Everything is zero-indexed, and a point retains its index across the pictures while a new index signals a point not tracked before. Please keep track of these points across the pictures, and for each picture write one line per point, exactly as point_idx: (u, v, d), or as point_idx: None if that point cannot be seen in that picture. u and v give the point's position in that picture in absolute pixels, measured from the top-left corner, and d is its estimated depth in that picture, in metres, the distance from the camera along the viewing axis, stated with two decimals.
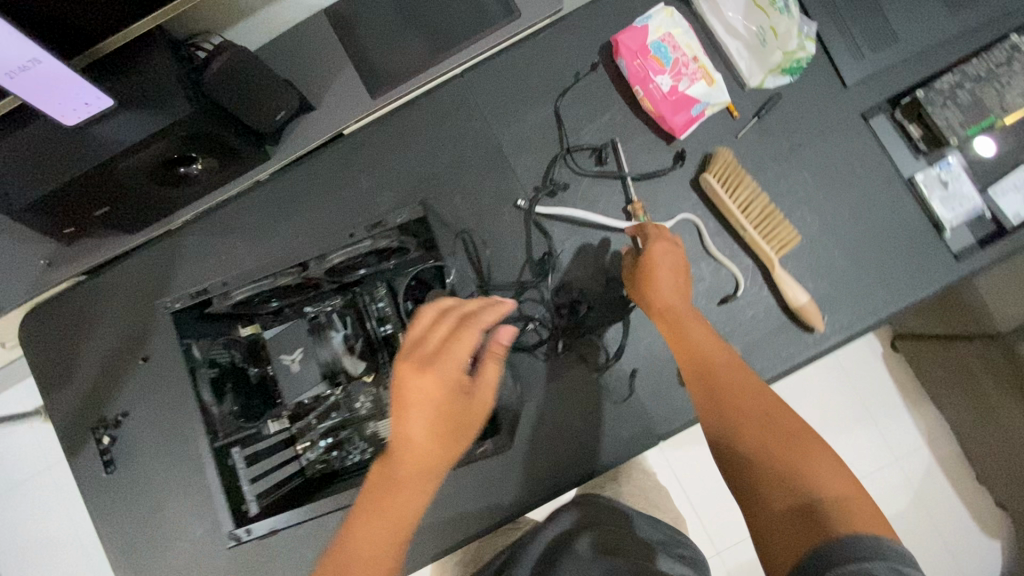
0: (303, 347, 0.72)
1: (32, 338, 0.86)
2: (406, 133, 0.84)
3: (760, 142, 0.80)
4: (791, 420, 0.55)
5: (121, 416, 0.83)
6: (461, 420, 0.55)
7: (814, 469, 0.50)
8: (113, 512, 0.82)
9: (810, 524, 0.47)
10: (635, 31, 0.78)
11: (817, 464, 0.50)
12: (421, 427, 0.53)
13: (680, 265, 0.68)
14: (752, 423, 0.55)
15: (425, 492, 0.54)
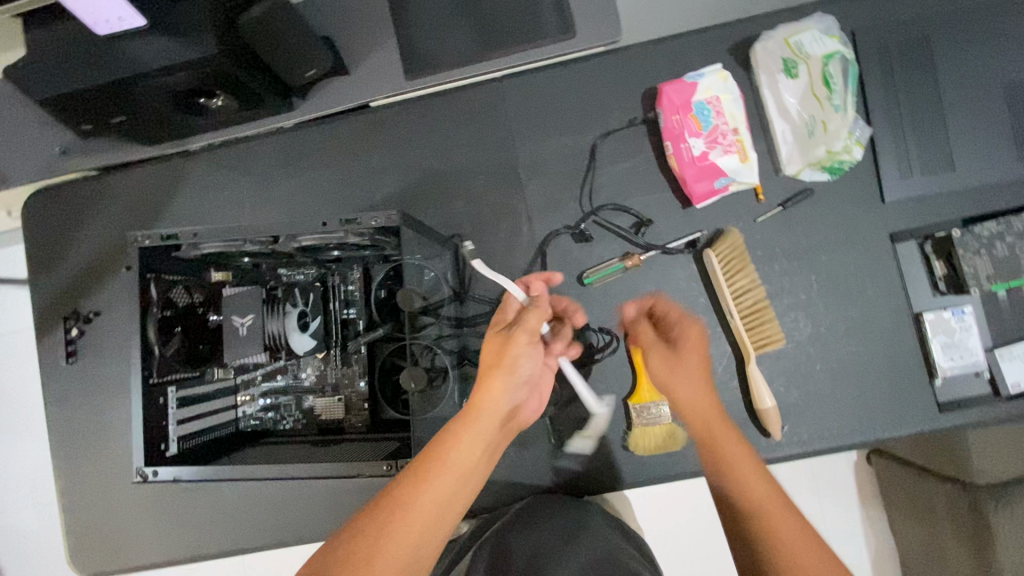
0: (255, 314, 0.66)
1: (36, 218, 0.89)
2: (432, 122, 0.83)
3: (777, 233, 0.77)
4: (777, 504, 0.51)
5: (94, 314, 0.86)
6: (521, 348, 0.56)
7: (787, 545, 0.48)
8: (65, 399, 0.86)
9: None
10: (681, 86, 0.75)
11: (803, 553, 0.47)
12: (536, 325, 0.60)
13: (698, 340, 0.66)
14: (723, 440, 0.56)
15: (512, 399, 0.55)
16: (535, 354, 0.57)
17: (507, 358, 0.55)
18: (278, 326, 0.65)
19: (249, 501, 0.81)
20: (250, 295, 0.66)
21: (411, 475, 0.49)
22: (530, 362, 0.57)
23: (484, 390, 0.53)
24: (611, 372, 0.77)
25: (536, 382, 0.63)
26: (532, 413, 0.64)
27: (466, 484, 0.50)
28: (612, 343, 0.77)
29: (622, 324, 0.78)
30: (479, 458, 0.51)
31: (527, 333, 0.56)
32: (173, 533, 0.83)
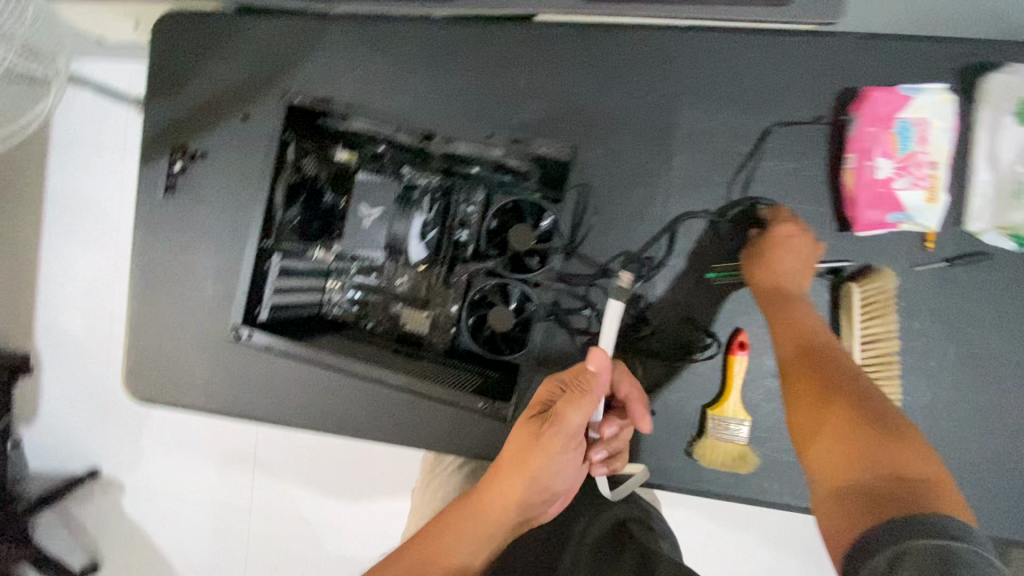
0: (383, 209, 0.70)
1: (160, 40, 0.84)
2: (594, 54, 0.74)
3: (931, 288, 0.69)
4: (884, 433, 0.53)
5: (198, 155, 0.84)
6: (534, 472, 0.59)
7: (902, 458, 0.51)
8: (152, 230, 0.86)
9: (895, 508, 0.47)
10: (892, 96, 0.66)
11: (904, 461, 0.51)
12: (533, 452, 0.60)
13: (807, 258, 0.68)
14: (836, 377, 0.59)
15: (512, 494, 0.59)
16: (571, 460, 0.62)
17: (541, 445, 0.59)
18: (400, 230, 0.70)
19: (304, 382, 0.82)
20: (381, 190, 0.70)
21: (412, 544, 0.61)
22: (568, 463, 0.62)
23: (507, 468, 0.60)
24: (698, 376, 0.73)
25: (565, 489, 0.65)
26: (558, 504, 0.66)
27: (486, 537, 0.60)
28: (710, 347, 0.73)
29: (727, 331, 0.73)
30: (504, 517, 0.60)
31: (563, 436, 0.60)
32: (226, 388, 0.85)
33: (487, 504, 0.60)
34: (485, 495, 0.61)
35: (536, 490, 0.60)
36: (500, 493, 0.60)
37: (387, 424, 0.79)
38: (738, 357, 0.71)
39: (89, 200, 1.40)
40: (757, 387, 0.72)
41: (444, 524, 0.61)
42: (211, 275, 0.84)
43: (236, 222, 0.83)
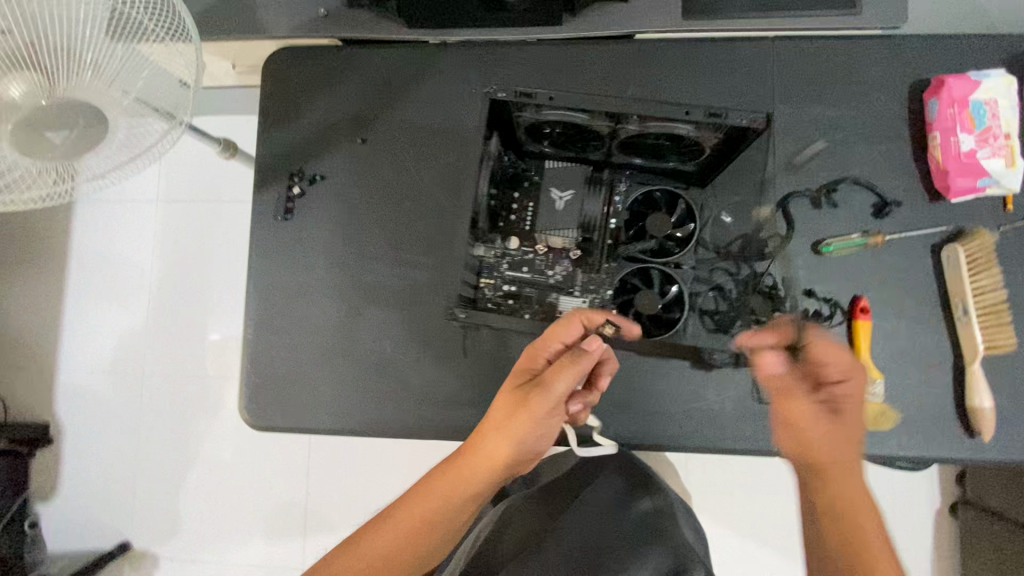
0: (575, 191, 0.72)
1: (275, 74, 0.90)
2: (696, 66, 0.83)
3: (1019, 244, 0.77)
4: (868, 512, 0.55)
5: (318, 177, 0.86)
6: (513, 431, 0.61)
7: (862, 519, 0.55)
8: (268, 252, 0.86)
9: (847, 555, 0.53)
10: (965, 82, 0.76)
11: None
12: (518, 412, 0.61)
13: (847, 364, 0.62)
14: (833, 460, 0.58)
15: (499, 453, 0.61)
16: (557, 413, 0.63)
17: (529, 413, 0.61)
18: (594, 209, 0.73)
19: (437, 390, 0.83)
20: (573, 173, 0.73)
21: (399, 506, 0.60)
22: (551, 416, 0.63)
23: (486, 436, 0.62)
24: None
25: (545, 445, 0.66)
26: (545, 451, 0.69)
27: (468, 501, 0.61)
28: (835, 316, 0.78)
29: (847, 300, 0.78)
30: (478, 482, 0.61)
31: (550, 402, 0.61)
32: (351, 405, 0.84)
33: (464, 470, 0.61)
34: (464, 463, 0.61)
35: (513, 454, 0.61)
36: (485, 463, 0.61)
37: None
38: (865, 321, 0.76)
39: (135, 248, 1.37)
40: (880, 349, 0.78)
41: (428, 491, 0.60)
42: (333, 293, 0.85)
43: (356, 240, 0.85)
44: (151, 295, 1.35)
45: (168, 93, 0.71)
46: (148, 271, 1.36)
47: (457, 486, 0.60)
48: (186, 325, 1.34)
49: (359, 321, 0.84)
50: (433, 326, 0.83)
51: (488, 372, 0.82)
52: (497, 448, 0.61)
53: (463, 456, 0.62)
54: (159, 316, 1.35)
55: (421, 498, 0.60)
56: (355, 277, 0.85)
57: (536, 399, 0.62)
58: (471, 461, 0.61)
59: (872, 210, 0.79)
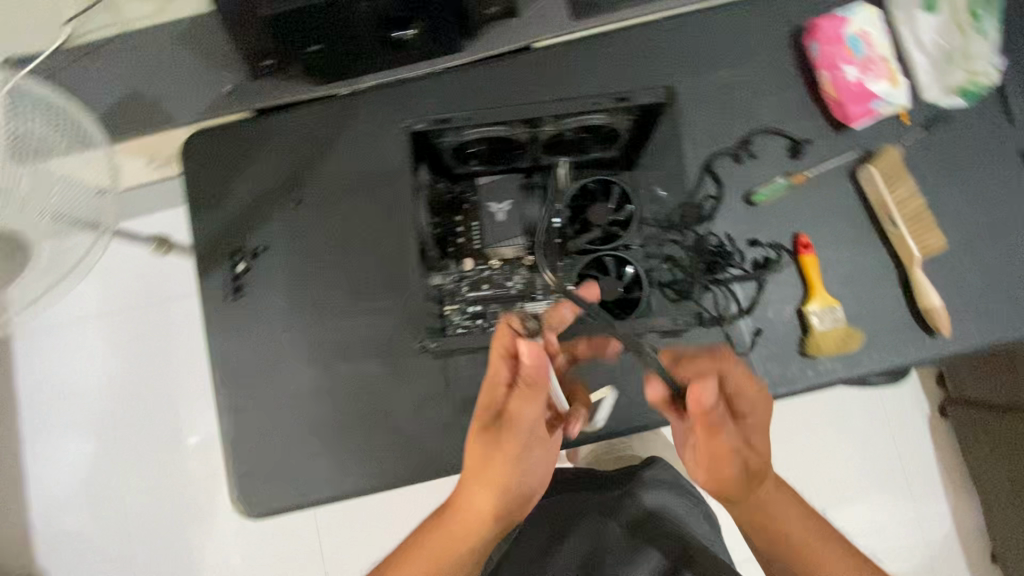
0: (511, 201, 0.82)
1: (193, 159, 0.88)
2: (596, 62, 0.88)
3: (922, 152, 0.84)
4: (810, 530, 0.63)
5: (261, 249, 0.85)
6: (494, 466, 0.61)
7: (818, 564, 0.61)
8: (228, 335, 0.84)
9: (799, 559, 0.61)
10: (835, 21, 0.83)
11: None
12: (495, 456, 0.61)
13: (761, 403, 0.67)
14: (772, 482, 0.65)
15: (481, 502, 0.61)
16: (535, 427, 0.63)
17: (504, 440, 0.62)
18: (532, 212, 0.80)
19: (430, 427, 0.82)
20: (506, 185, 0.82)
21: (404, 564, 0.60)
22: (530, 435, 0.63)
23: (472, 475, 0.62)
24: (781, 283, 0.82)
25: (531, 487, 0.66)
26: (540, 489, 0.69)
27: (469, 549, 0.60)
28: (782, 258, 0.82)
29: (789, 240, 0.83)
30: (471, 530, 0.61)
31: (519, 415, 0.62)
32: (348, 466, 0.82)
33: (456, 519, 0.61)
34: (458, 512, 0.61)
35: (500, 490, 0.61)
36: (478, 508, 0.61)
37: None
38: (809, 256, 0.81)
39: (86, 368, 1.30)
40: (830, 277, 0.82)
41: (428, 547, 0.60)
42: (304, 360, 0.84)
43: (314, 301, 0.84)
44: (115, 412, 1.29)
45: (85, 204, 0.69)
46: (107, 388, 1.30)
47: (452, 538, 0.61)
48: (160, 433, 1.28)
49: (336, 379, 0.83)
50: (411, 366, 0.82)
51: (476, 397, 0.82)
52: (480, 500, 0.61)
53: (455, 506, 0.62)
54: (127, 430, 1.28)
55: (418, 555, 0.60)
56: (321, 337, 0.84)
57: (506, 427, 0.62)
58: (462, 508, 0.61)
59: (788, 152, 0.84)
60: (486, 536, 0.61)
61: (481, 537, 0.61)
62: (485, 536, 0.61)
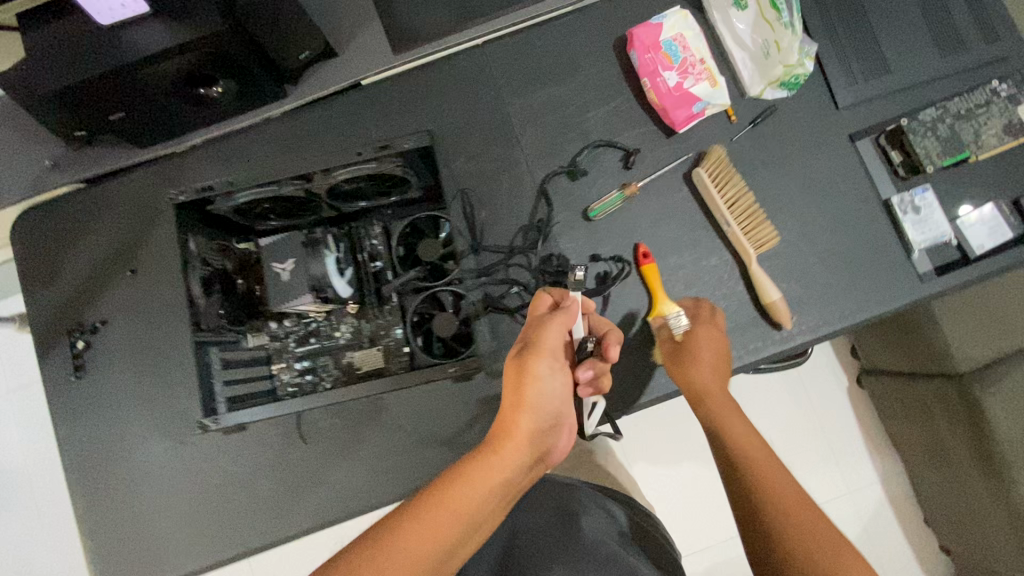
0: (295, 257, 0.70)
1: (27, 237, 0.86)
2: (425, 92, 0.87)
3: (753, 147, 0.85)
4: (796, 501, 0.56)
5: (100, 324, 0.83)
6: (536, 434, 0.60)
7: (820, 551, 0.52)
8: (74, 416, 0.82)
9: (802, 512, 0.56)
10: (649, 29, 0.83)
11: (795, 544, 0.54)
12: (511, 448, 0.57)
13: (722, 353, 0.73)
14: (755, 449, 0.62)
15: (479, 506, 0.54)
16: (553, 388, 0.61)
17: (529, 396, 0.59)
18: (319, 269, 0.68)
19: (286, 487, 0.80)
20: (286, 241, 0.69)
21: (373, 551, 0.49)
22: (555, 395, 0.61)
23: (507, 432, 0.58)
24: (627, 295, 0.82)
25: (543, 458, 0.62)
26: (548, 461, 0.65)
27: (470, 537, 0.53)
28: (623, 268, 0.81)
29: (631, 250, 0.83)
30: (490, 498, 0.55)
31: (545, 359, 0.61)
32: (208, 537, 0.79)
33: (467, 481, 0.54)
34: (474, 467, 0.55)
35: (529, 454, 0.59)
36: (491, 472, 0.56)
37: (386, 481, 0.79)
38: (650, 264, 0.79)
39: None
40: (675, 283, 0.82)
41: (427, 520, 0.52)
42: (154, 432, 0.81)
43: (160, 370, 0.82)
44: None
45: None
46: None
47: (455, 518, 0.52)
48: None
49: (189, 447, 0.81)
50: (264, 424, 0.81)
51: (333, 448, 0.80)
52: (468, 515, 0.53)
53: (485, 454, 0.57)
54: None
55: (414, 534, 0.51)
56: (170, 406, 0.82)
57: (539, 379, 0.60)
58: (462, 481, 0.54)
59: (622, 163, 0.84)
60: (495, 515, 0.55)
61: (489, 516, 0.54)
62: (490, 514, 0.55)
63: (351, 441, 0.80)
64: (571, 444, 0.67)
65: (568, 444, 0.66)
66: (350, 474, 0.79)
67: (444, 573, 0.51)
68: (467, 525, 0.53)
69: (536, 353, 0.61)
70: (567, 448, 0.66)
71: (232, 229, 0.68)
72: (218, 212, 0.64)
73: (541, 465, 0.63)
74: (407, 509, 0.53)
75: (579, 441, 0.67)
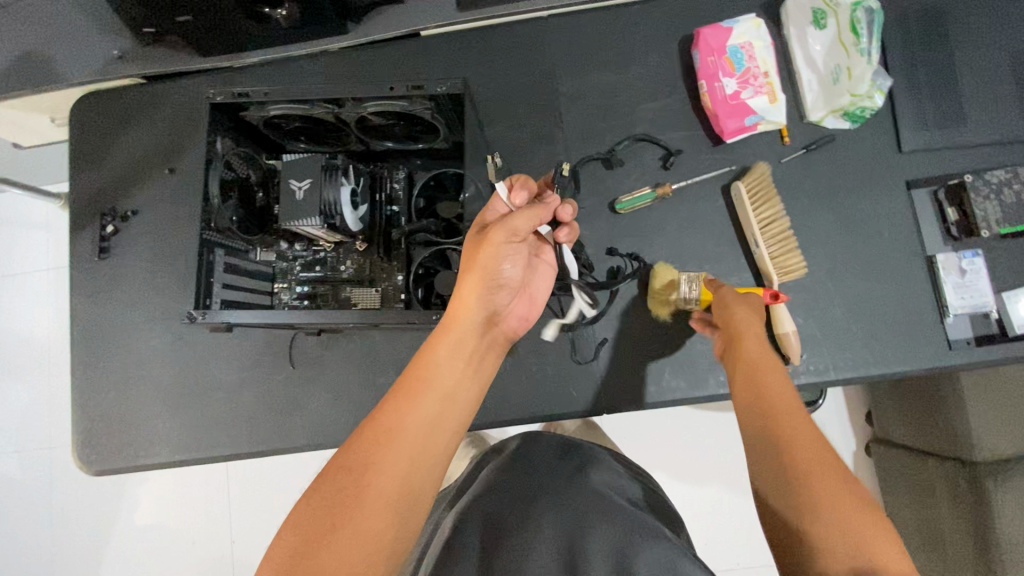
0: (313, 179, 0.61)
1: (83, 120, 0.91)
2: (481, 56, 0.87)
3: (801, 173, 0.81)
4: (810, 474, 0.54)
5: (130, 214, 0.87)
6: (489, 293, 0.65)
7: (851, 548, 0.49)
8: (86, 294, 0.86)
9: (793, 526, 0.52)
10: (718, 31, 0.80)
11: (840, 542, 0.49)
12: (462, 329, 0.63)
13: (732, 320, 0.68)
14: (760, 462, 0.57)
15: (432, 409, 0.59)
16: (516, 257, 0.66)
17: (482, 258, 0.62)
18: (333, 195, 0.61)
19: (269, 405, 0.83)
20: (305, 158, 0.62)
21: (357, 444, 0.56)
22: (506, 268, 0.65)
23: (462, 301, 0.63)
24: (634, 296, 0.80)
25: (500, 322, 0.69)
26: (517, 317, 0.70)
27: (455, 400, 0.61)
28: (637, 267, 0.80)
29: (650, 249, 0.81)
30: (456, 357, 0.62)
31: (501, 231, 0.62)
32: (185, 435, 0.83)
33: (436, 345, 0.61)
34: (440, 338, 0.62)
35: (489, 306, 0.65)
36: (456, 324, 0.62)
37: (361, 420, 0.81)
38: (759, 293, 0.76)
39: None
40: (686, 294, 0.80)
41: (390, 417, 0.57)
42: (157, 328, 0.85)
43: (175, 269, 0.86)
44: None
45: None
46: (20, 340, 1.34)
47: (426, 383, 0.60)
48: None
49: (186, 347, 0.84)
50: (258, 341, 0.83)
51: (317, 377, 0.82)
52: (423, 416, 0.58)
53: (451, 322, 0.62)
54: None
55: (382, 449, 0.55)
56: (175, 305, 0.85)
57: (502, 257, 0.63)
58: (434, 353, 0.61)
59: (660, 162, 0.82)
60: (472, 376, 0.63)
61: (464, 376, 0.63)
62: (462, 375, 0.63)
63: (337, 375, 0.82)
64: (532, 308, 0.72)
65: (527, 312, 0.71)
66: (329, 406, 0.82)
67: (436, 427, 0.59)
68: (427, 431, 0.58)
69: (500, 228, 0.63)
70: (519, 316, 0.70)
71: (262, 143, 0.69)
72: (253, 122, 0.64)
73: (498, 320, 0.68)
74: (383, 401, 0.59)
75: (539, 311, 0.73)
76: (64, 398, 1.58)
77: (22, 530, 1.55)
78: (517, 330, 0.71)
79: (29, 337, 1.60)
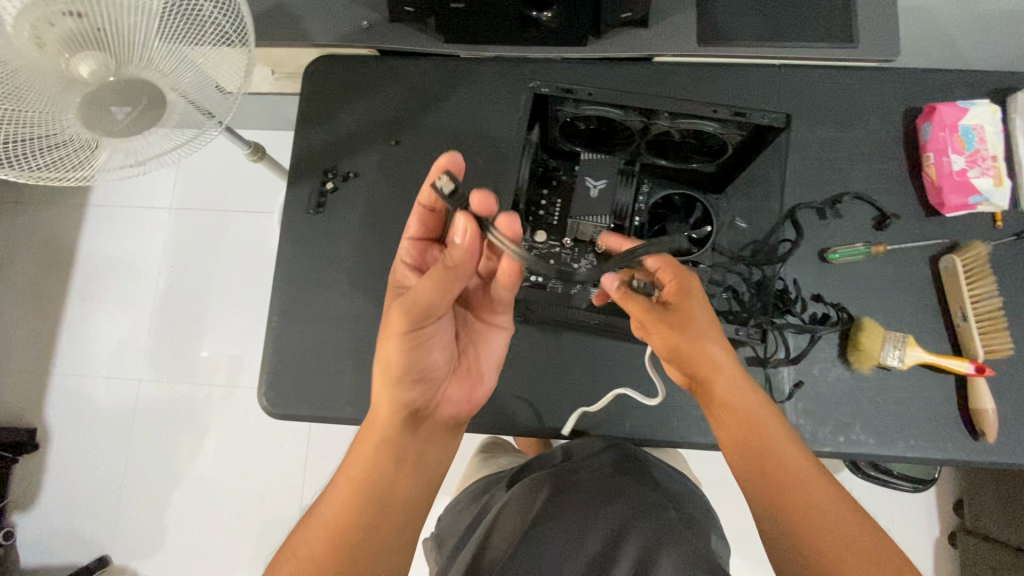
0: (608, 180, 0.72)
1: (314, 80, 0.94)
2: (707, 89, 0.91)
3: (1009, 258, 0.83)
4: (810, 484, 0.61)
5: (351, 175, 0.90)
6: (413, 384, 0.69)
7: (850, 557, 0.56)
8: (294, 243, 0.89)
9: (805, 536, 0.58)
10: (954, 109, 0.83)
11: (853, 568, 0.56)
12: (387, 431, 0.68)
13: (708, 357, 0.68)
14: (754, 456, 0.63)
15: (356, 504, 0.64)
16: (435, 342, 0.70)
17: (392, 351, 0.66)
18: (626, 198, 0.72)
19: None
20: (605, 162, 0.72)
21: (294, 538, 0.64)
22: (427, 359, 0.69)
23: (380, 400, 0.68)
24: (834, 345, 0.82)
25: (432, 411, 0.72)
26: (454, 400, 0.74)
27: (389, 488, 0.66)
28: (842, 317, 0.82)
29: (854, 305, 0.83)
30: (386, 457, 0.67)
31: (398, 315, 0.65)
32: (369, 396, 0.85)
33: (365, 448, 0.67)
34: (366, 437, 0.68)
35: (411, 398, 0.69)
36: (377, 423, 0.68)
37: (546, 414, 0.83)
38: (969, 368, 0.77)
39: None
40: None
41: (320, 517, 0.64)
42: (357, 288, 0.87)
43: (385, 235, 0.89)
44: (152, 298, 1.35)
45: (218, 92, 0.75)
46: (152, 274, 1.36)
47: (353, 489, 0.65)
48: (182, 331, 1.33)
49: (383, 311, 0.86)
50: None
51: (508, 364, 0.84)
52: (352, 508, 0.64)
53: (371, 421, 0.69)
54: None
55: (318, 536, 0.62)
56: (380, 270, 0.88)
57: (423, 344, 0.68)
58: (359, 451, 0.67)
59: (874, 222, 0.85)
60: (404, 466, 0.68)
61: (387, 464, 0.66)
62: (389, 466, 0.66)
63: (529, 366, 0.84)
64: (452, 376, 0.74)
65: (460, 394, 0.75)
66: (516, 394, 0.84)
67: (365, 512, 0.64)
68: (355, 514, 0.63)
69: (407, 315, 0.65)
70: (460, 399, 0.75)
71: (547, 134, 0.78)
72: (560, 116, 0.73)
73: (428, 409, 0.72)
74: (320, 499, 0.66)
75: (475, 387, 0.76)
76: (160, 333, 1.61)
77: (94, 455, 1.56)
78: (455, 413, 0.74)
79: (140, 267, 1.64)
